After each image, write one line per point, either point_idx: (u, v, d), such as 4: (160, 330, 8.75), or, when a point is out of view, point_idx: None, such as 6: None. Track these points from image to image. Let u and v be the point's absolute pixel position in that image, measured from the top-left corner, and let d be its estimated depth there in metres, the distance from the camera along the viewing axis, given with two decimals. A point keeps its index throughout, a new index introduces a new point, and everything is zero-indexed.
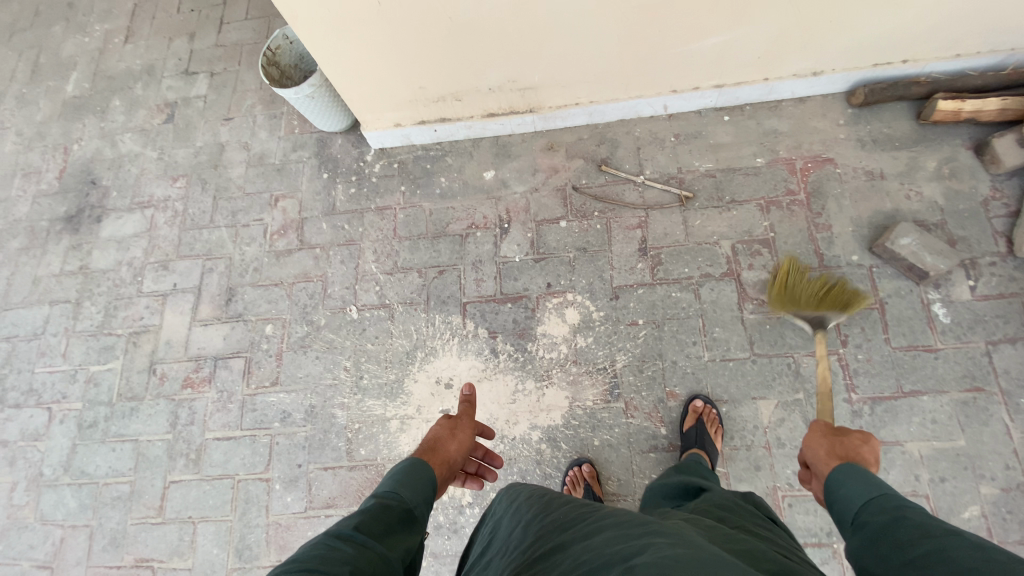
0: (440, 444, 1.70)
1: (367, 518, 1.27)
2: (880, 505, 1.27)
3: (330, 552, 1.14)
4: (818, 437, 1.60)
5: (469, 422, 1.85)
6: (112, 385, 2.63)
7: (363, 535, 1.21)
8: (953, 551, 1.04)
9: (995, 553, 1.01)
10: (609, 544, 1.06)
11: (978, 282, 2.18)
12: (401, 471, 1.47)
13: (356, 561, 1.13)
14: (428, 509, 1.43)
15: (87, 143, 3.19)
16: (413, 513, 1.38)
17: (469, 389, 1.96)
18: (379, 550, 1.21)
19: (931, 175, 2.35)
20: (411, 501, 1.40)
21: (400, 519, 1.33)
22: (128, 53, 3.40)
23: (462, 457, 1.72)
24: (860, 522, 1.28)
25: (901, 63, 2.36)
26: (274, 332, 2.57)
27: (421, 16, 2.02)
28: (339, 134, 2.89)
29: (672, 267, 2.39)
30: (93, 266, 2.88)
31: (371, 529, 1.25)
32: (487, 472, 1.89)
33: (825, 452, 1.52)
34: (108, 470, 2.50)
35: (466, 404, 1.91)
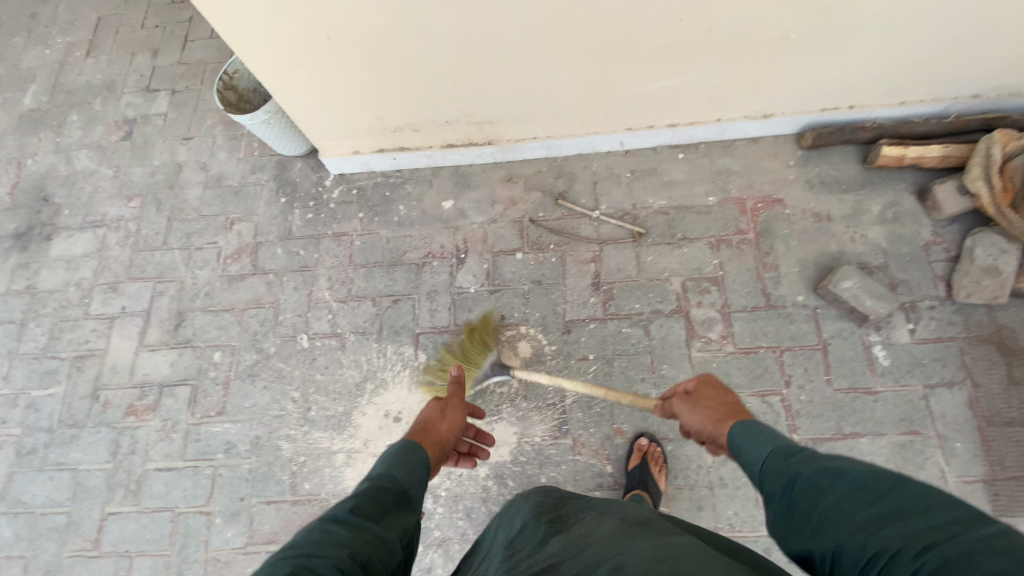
0: (432, 424, 1.69)
1: (363, 500, 1.26)
2: (774, 471, 1.27)
3: (325, 535, 1.13)
4: (693, 415, 1.66)
5: (459, 402, 1.83)
6: (53, 411, 2.56)
7: (358, 517, 1.20)
8: (856, 515, 1.03)
9: (879, 485, 1.05)
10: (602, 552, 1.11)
11: (917, 325, 2.23)
12: (395, 453, 1.45)
13: (352, 545, 1.12)
14: (423, 490, 1.41)
15: (41, 159, 3.12)
16: (409, 494, 1.36)
17: (459, 370, 1.89)
18: (375, 531, 1.19)
19: (876, 219, 2.40)
20: (407, 481, 1.37)
21: (395, 501, 1.31)
22: (89, 67, 3.34)
23: (454, 437, 1.72)
24: (768, 492, 1.28)
25: (847, 108, 2.43)
26: (222, 360, 2.53)
27: (374, 51, 2.03)
28: (299, 158, 2.87)
29: (623, 302, 2.41)
30: (40, 286, 2.81)
31: (367, 511, 1.23)
32: (479, 450, 1.97)
33: (713, 423, 1.58)
34: (45, 500, 2.41)
35: (456, 385, 1.87)
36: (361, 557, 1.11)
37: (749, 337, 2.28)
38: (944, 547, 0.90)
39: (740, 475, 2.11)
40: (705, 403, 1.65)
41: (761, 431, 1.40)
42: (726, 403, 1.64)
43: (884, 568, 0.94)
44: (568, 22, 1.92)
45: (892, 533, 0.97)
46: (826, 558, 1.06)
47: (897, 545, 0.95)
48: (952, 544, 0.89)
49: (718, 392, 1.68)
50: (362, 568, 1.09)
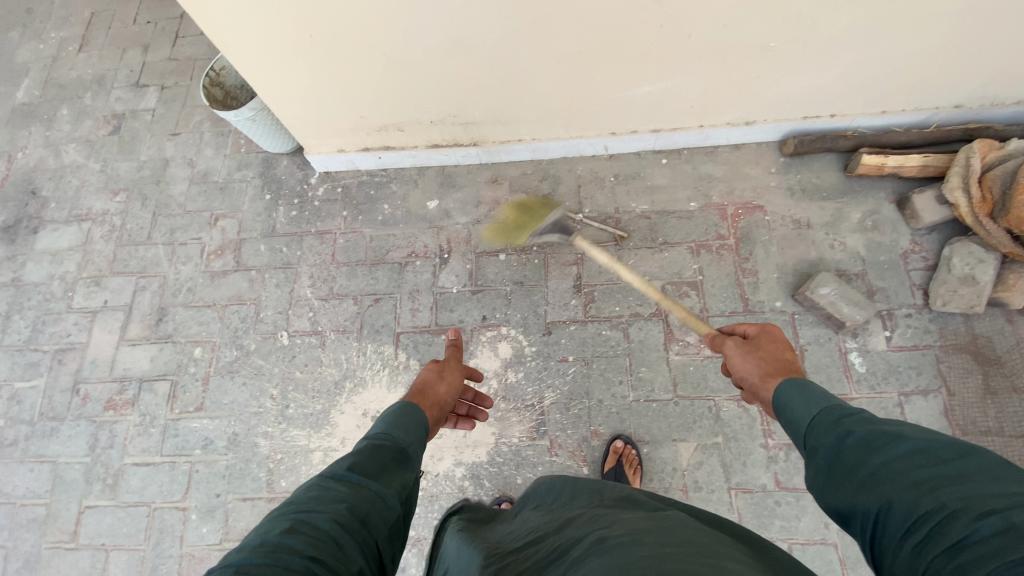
0: (429, 386, 1.71)
1: (361, 458, 1.27)
2: (821, 426, 1.21)
3: (324, 491, 1.15)
4: (740, 359, 1.56)
5: (457, 365, 1.84)
6: (34, 404, 2.55)
7: (358, 475, 1.21)
8: (911, 475, 0.97)
9: (940, 452, 0.99)
10: (584, 526, 1.12)
11: (893, 333, 2.25)
12: (394, 414, 1.46)
13: (350, 501, 1.14)
14: (421, 449, 1.42)
15: (30, 152, 3.12)
16: (407, 452, 1.37)
17: (456, 334, 1.93)
18: (374, 488, 1.21)
19: (855, 227, 2.42)
20: (406, 441, 1.38)
21: (394, 459, 1.32)
22: (80, 62, 3.34)
23: (452, 398, 1.74)
24: (810, 447, 1.22)
25: (829, 117, 2.44)
26: (203, 356, 2.53)
27: (357, 51, 2.04)
28: (286, 156, 2.88)
29: (604, 305, 2.41)
30: (25, 278, 2.80)
31: (366, 468, 1.24)
32: (478, 412, 1.96)
33: (760, 374, 1.48)
34: (23, 492, 2.41)
35: (453, 348, 1.87)
36: (361, 512, 1.14)
37: None
38: (1010, 513, 0.83)
39: (715, 479, 2.12)
40: (757, 352, 1.54)
41: (812, 388, 1.31)
42: (782, 359, 1.50)
43: (934, 527, 0.89)
44: (552, 25, 1.93)
45: (952, 494, 0.90)
46: (868, 514, 1.00)
47: (955, 505, 0.89)
48: (1020, 512, 0.83)
49: (778, 346, 1.53)
50: (361, 524, 1.11)
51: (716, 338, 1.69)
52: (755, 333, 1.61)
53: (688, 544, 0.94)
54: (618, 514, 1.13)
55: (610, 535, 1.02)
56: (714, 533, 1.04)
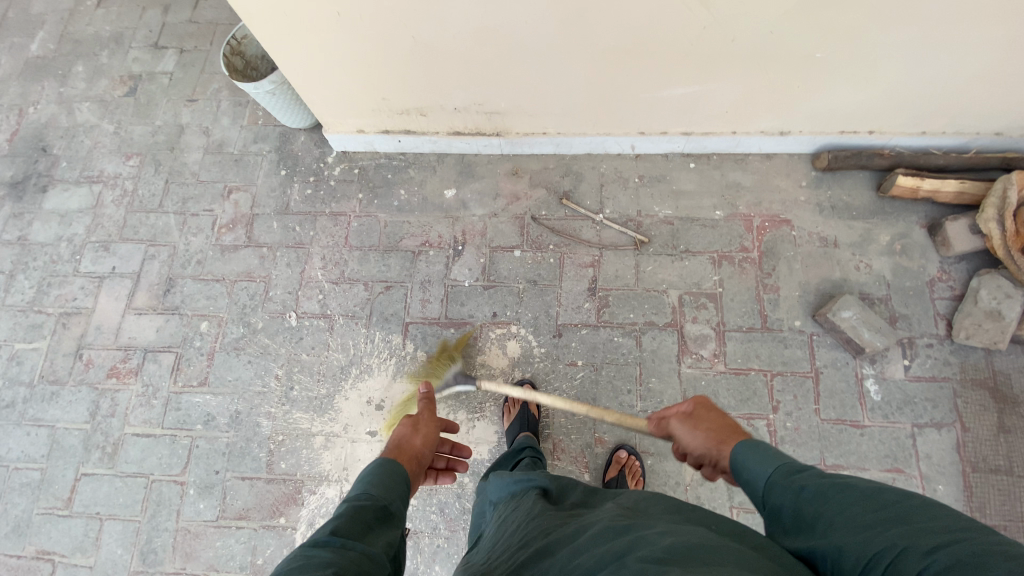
0: (405, 441, 1.70)
1: (342, 521, 1.26)
2: (777, 484, 1.18)
3: (308, 559, 1.12)
4: (691, 435, 1.51)
5: (431, 416, 1.84)
6: (36, 366, 2.54)
7: (341, 537, 1.20)
8: (862, 519, 0.97)
9: (886, 496, 1.00)
10: (596, 542, 1.11)
11: (912, 362, 2.19)
12: (370, 474, 1.46)
13: (337, 562, 1.12)
14: (403, 506, 1.43)
15: (43, 108, 3.06)
16: (389, 511, 1.37)
17: (428, 387, 1.94)
18: (359, 548, 1.20)
19: (883, 249, 2.35)
20: (384, 501, 1.39)
21: (375, 519, 1.33)
22: (98, 17, 3.25)
23: (429, 450, 1.73)
24: (771, 506, 1.18)
25: (866, 133, 2.35)
26: (208, 330, 2.51)
27: (382, 32, 1.96)
28: (303, 132, 2.81)
29: (617, 311, 2.37)
30: (32, 237, 2.77)
31: (348, 531, 1.24)
32: (456, 464, 1.94)
33: (715, 443, 1.43)
34: (20, 454, 2.41)
35: (427, 402, 1.89)
36: (351, 572, 1.12)
37: (741, 358, 2.25)
38: (954, 549, 0.85)
39: (717, 496, 2.10)
40: (703, 425, 1.51)
41: (763, 447, 1.28)
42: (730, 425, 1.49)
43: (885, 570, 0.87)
44: (586, 21, 1.85)
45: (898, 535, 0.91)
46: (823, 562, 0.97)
47: (905, 544, 0.89)
48: (963, 548, 0.84)
49: (719, 415, 1.54)
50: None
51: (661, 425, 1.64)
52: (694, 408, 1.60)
53: (706, 565, 0.92)
54: (629, 531, 1.12)
55: (629, 560, 1.00)
56: (731, 543, 1.03)
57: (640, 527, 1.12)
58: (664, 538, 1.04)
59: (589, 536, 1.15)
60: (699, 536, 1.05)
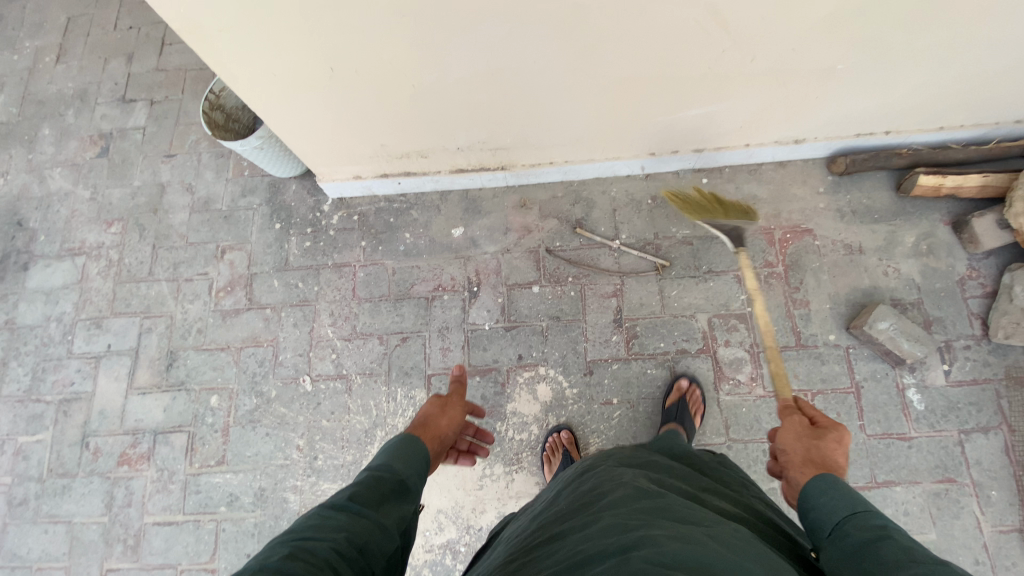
0: (431, 420, 1.67)
1: (361, 488, 1.30)
2: (859, 519, 1.15)
3: (324, 520, 1.19)
4: (792, 435, 1.43)
5: (460, 400, 1.78)
6: (42, 460, 2.37)
7: (358, 505, 1.24)
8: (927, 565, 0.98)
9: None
10: (604, 534, 1.09)
11: (951, 366, 2.15)
12: (396, 444, 1.46)
13: (350, 530, 1.18)
14: (421, 483, 1.42)
15: (10, 177, 2.86)
16: (407, 484, 1.38)
17: (459, 369, 1.85)
18: (373, 518, 1.24)
19: (910, 252, 2.29)
20: (403, 473, 1.39)
21: (392, 491, 1.34)
22: (58, 74, 3.04)
23: (453, 432, 1.69)
24: (836, 535, 1.16)
25: (882, 134, 2.27)
26: (220, 405, 2.37)
27: (379, 82, 1.83)
28: (294, 180, 2.66)
29: (647, 341, 2.28)
30: (18, 320, 2.59)
31: (365, 498, 1.27)
32: (478, 448, 1.91)
33: (801, 459, 1.36)
34: (40, 554, 2.24)
35: (457, 385, 1.80)
36: (360, 540, 1.17)
37: None
38: None
39: None
40: (814, 439, 1.39)
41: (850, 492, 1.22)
42: (839, 466, 1.33)
43: None
44: (598, 54, 1.75)
45: None
46: None
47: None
48: None
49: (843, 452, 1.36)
50: (360, 553, 1.15)
51: (786, 407, 1.54)
52: (824, 423, 1.43)
53: None
54: (640, 525, 1.09)
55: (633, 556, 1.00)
56: (742, 558, 1.00)
57: (652, 523, 1.08)
58: (676, 541, 1.01)
59: (602, 527, 1.12)
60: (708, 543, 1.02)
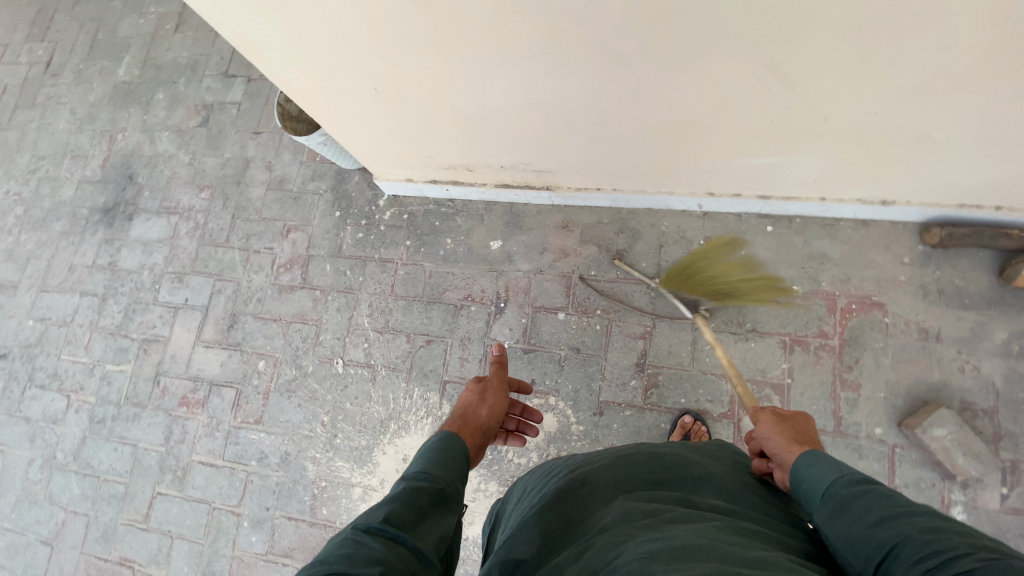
0: (471, 412, 1.64)
1: (397, 506, 1.15)
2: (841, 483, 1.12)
3: (357, 550, 1.03)
4: (772, 425, 1.39)
5: (499, 386, 1.75)
6: (122, 387, 2.80)
7: (393, 528, 1.09)
8: (924, 523, 0.97)
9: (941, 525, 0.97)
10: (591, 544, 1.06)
11: (1017, 493, 1.84)
12: (430, 450, 1.36)
13: (387, 561, 1.01)
14: (461, 488, 1.31)
15: (130, 135, 3.27)
16: (446, 493, 1.25)
17: (501, 350, 1.87)
18: (410, 543, 1.09)
19: (999, 350, 1.96)
20: (443, 481, 1.27)
21: (431, 503, 1.21)
22: (177, 43, 3.38)
23: (495, 421, 1.66)
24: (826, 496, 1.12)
25: (993, 209, 1.91)
26: (265, 369, 2.64)
27: (421, 102, 1.85)
28: (357, 171, 2.80)
29: (667, 393, 2.18)
30: (120, 264, 3.02)
31: (402, 518, 1.13)
32: (527, 427, 1.92)
33: (786, 443, 1.31)
34: (109, 467, 2.68)
35: (498, 367, 1.82)
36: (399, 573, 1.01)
37: None
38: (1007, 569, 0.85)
39: None
40: (787, 425, 1.38)
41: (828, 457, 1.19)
42: (811, 439, 1.35)
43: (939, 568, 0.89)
44: (644, 95, 1.64)
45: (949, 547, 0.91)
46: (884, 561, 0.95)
47: (971, 548, 0.89)
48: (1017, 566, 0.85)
49: (806, 428, 1.40)
50: None
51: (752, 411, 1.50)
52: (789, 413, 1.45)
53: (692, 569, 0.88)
54: (623, 531, 1.06)
55: (619, 561, 0.97)
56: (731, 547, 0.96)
57: (634, 529, 1.05)
58: (655, 541, 0.98)
59: (589, 537, 1.09)
60: (688, 535, 0.99)
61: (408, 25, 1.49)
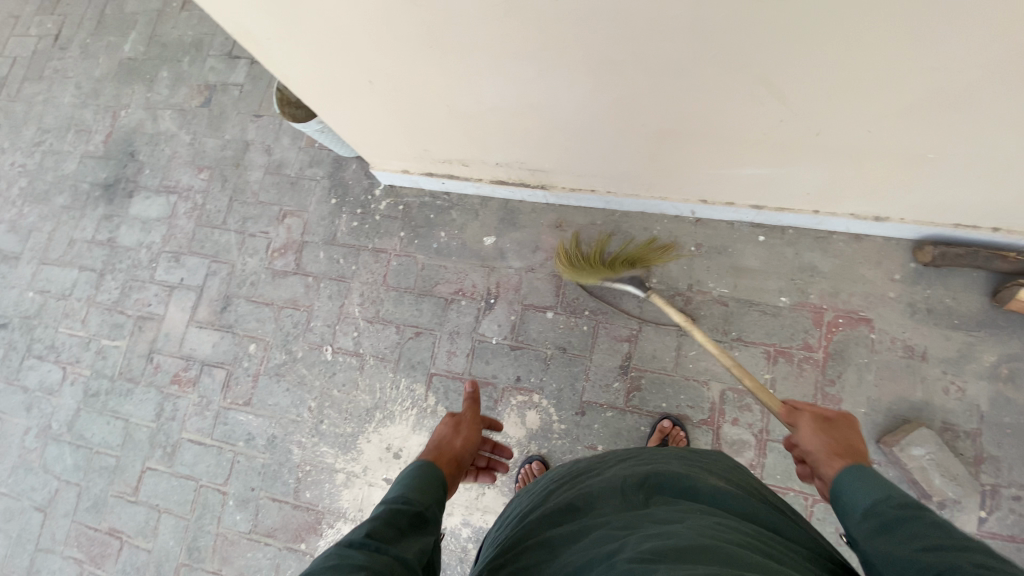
0: (445, 443, 1.61)
1: (378, 524, 1.16)
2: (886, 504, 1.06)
3: (342, 560, 1.03)
4: (810, 433, 1.36)
5: (473, 418, 1.75)
6: (116, 362, 2.85)
7: (375, 541, 1.10)
8: (977, 560, 0.87)
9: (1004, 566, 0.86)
10: (592, 540, 1.04)
11: (991, 515, 1.85)
12: (407, 476, 1.36)
13: (370, 566, 1.02)
14: (439, 511, 1.32)
15: (132, 112, 3.28)
16: (425, 515, 1.26)
17: (473, 386, 1.84)
18: (392, 553, 1.09)
19: (984, 372, 1.95)
20: (421, 504, 1.27)
21: (411, 523, 1.21)
22: (182, 21, 3.38)
23: (470, 452, 1.63)
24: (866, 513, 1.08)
25: (989, 230, 1.89)
26: (256, 352, 2.67)
27: (417, 96, 1.85)
28: (355, 159, 2.80)
29: (649, 397, 2.20)
30: (119, 241, 3.05)
31: (383, 535, 1.14)
32: (497, 464, 1.92)
33: (826, 453, 1.28)
34: (101, 440, 2.74)
35: (471, 402, 1.79)
36: None
37: (780, 475, 2.03)
38: None
39: None
40: (830, 433, 1.33)
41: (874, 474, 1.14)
42: (859, 447, 1.30)
43: None
44: (640, 101, 1.62)
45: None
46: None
47: None
48: None
49: (854, 434, 1.34)
50: None
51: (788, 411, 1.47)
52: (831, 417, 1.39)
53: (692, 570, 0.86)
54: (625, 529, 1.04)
55: (618, 560, 0.95)
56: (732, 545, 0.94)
57: (634, 528, 1.03)
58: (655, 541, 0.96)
59: (589, 534, 1.07)
60: (688, 534, 0.97)
61: (400, 20, 1.48)
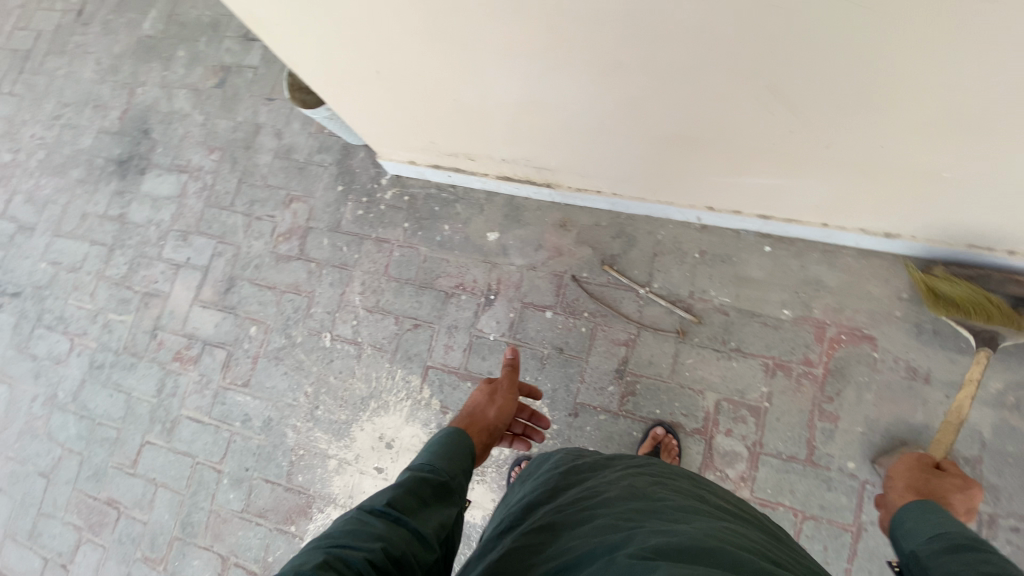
0: (479, 412, 1.67)
1: (400, 492, 1.17)
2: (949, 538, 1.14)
3: (360, 526, 1.05)
4: (904, 469, 1.56)
5: (510, 387, 1.77)
6: (122, 336, 2.89)
7: (396, 510, 1.10)
8: None
9: None
10: (596, 531, 1.02)
11: None
12: (435, 443, 1.38)
13: (387, 539, 1.03)
14: (464, 483, 1.32)
15: (148, 90, 3.31)
16: (448, 486, 1.26)
17: (514, 353, 1.84)
18: (412, 526, 1.10)
19: (989, 399, 1.90)
20: (447, 475, 1.28)
21: (434, 494, 1.22)
22: (202, 2, 3.39)
23: (503, 421, 1.68)
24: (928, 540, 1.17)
25: (1005, 253, 1.84)
26: (256, 335, 2.70)
27: (423, 89, 1.84)
28: (363, 147, 2.80)
29: (643, 402, 2.18)
30: (129, 217, 3.09)
31: (405, 504, 1.14)
32: (533, 433, 1.92)
33: (902, 485, 1.48)
34: (104, 412, 2.79)
35: (510, 369, 1.81)
36: (397, 552, 1.02)
37: (771, 489, 2.00)
38: None
39: None
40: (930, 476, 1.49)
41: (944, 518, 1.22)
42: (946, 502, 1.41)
43: None
44: (649, 105, 1.59)
45: None
46: None
47: None
48: None
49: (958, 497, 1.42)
50: (397, 564, 0.99)
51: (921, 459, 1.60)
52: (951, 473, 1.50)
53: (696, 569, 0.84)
54: (629, 523, 1.02)
55: (619, 555, 0.93)
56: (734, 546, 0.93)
57: (638, 523, 1.01)
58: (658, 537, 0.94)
59: (592, 525, 1.05)
60: (692, 533, 0.96)
61: (407, 14, 1.47)
